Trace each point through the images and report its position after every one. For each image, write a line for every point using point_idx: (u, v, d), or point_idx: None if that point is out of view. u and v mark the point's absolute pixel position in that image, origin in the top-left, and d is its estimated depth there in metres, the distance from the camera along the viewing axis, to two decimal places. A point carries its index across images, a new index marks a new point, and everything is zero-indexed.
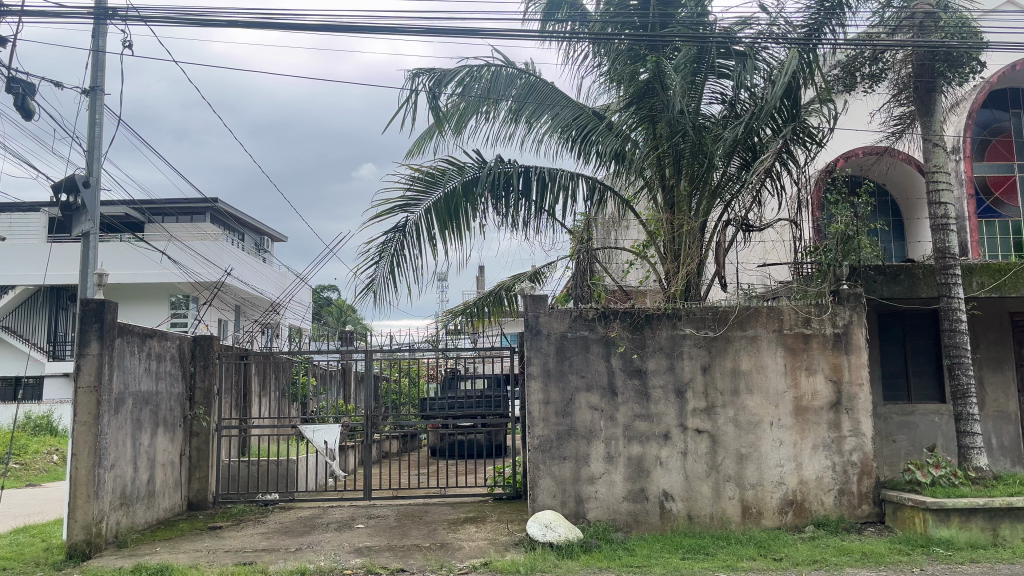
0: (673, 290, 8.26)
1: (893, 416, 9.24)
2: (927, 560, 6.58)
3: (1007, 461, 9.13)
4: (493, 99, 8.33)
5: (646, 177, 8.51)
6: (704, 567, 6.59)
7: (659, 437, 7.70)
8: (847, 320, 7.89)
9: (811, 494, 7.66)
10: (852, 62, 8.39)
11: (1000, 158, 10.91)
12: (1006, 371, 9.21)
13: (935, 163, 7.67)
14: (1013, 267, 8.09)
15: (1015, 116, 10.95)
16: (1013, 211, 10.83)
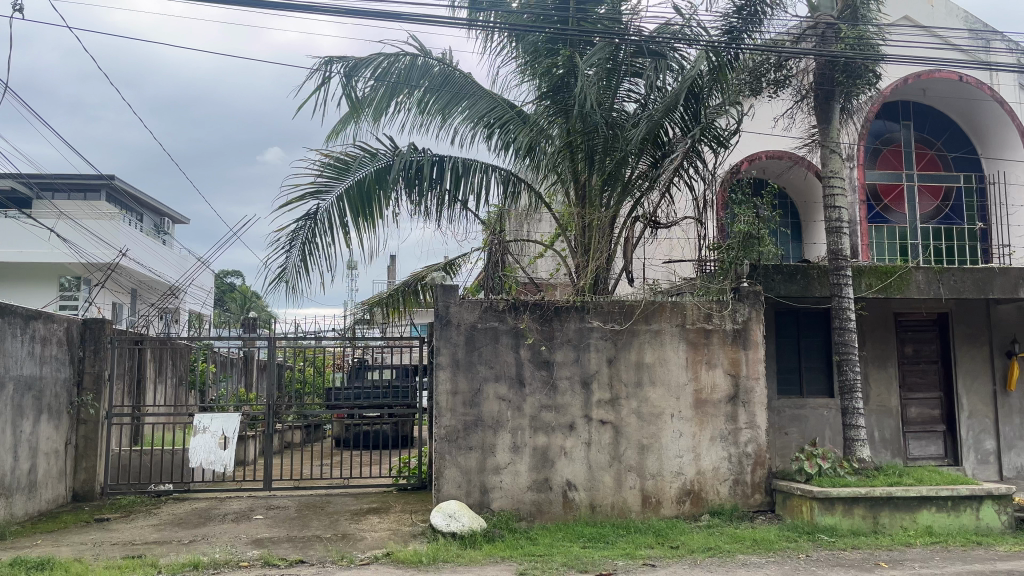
0: (583, 284, 8.37)
1: (786, 409, 9.62)
2: (813, 546, 6.91)
3: (888, 453, 9.63)
4: (409, 86, 8.25)
5: (559, 172, 8.57)
6: (604, 555, 6.71)
7: (564, 428, 7.80)
8: (745, 316, 8.17)
9: (708, 484, 7.92)
10: (758, 68, 8.56)
11: (890, 167, 11.55)
12: (889, 367, 9.73)
13: (831, 169, 8.05)
14: (898, 270, 8.57)
15: (905, 127, 11.62)
16: (900, 218, 11.47)
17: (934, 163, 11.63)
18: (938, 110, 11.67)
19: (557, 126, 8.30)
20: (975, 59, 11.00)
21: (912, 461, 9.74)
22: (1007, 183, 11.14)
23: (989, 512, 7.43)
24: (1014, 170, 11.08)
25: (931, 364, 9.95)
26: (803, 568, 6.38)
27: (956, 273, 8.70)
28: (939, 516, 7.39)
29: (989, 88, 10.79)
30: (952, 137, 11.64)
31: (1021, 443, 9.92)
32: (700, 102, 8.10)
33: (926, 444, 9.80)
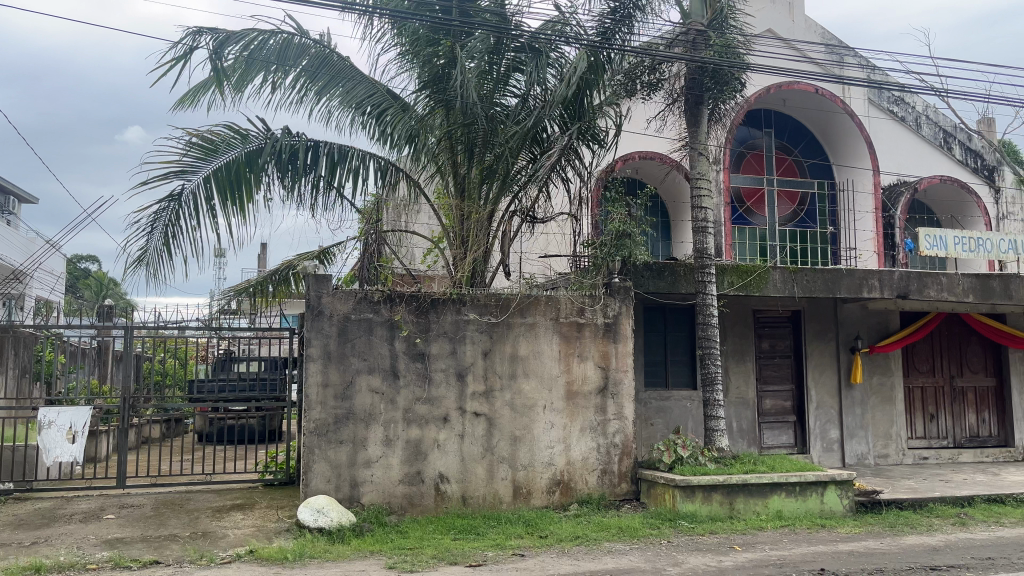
0: (460, 276, 8.38)
1: (652, 400, 9.97)
2: (674, 532, 7.21)
3: (744, 443, 10.15)
4: (283, 66, 7.94)
5: (438, 163, 8.55)
6: (475, 547, 6.73)
7: (437, 420, 7.76)
8: (616, 310, 8.42)
9: (576, 474, 8.09)
10: (633, 70, 8.81)
11: (753, 171, 12.19)
12: (747, 361, 10.28)
13: (698, 171, 8.42)
14: (758, 269, 9.06)
15: (767, 134, 12.30)
16: (760, 220, 12.11)
17: (791, 169, 12.38)
18: (796, 120, 12.41)
19: (438, 115, 8.35)
20: (829, 73, 11.78)
21: (766, 450, 10.31)
22: (855, 190, 12.01)
23: (833, 496, 7.97)
24: (861, 178, 11.96)
25: (785, 358, 10.58)
26: (664, 554, 6.64)
27: (808, 273, 9.29)
28: (789, 501, 7.87)
29: (840, 101, 11.58)
30: (808, 146, 12.43)
31: (862, 432, 10.64)
32: (578, 100, 8.33)
33: (779, 434, 10.41)
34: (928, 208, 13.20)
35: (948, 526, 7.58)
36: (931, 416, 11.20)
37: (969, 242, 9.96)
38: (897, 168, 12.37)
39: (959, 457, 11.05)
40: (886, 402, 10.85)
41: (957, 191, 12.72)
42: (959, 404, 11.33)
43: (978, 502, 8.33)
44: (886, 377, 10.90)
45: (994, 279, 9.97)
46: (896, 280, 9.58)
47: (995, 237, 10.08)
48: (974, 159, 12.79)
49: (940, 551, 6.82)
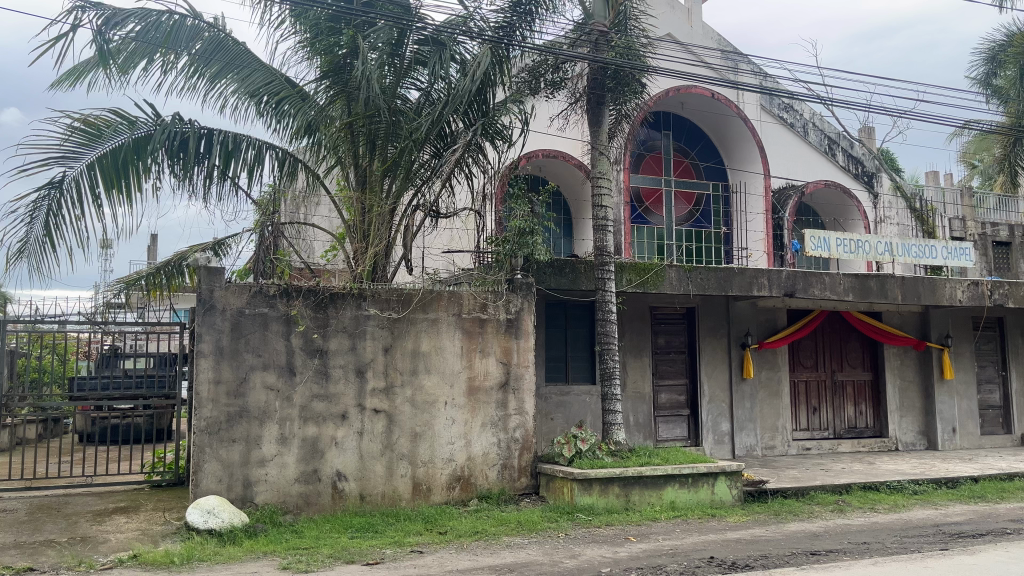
0: (361, 271, 8.23)
1: (553, 395, 10.08)
2: (572, 525, 7.32)
3: (640, 436, 10.40)
4: (174, 48, 7.60)
5: (339, 156, 8.35)
6: (373, 545, 6.64)
7: (336, 418, 7.61)
8: (518, 306, 8.48)
9: (476, 469, 8.10)
10: (536, 67, 8.87)
11: (651, 172, 12.49)
12: (644, 357, 10.53)
13: (599, 170, 8.58)
14: (654, 266, 9.30)
15: (665, 136, 12.63)
16: (658, 220, 12.41)
17: (688, 171, 12.78)
18: (693, 122, 12.79)
19: (338, 106, 8.17)
20: (724, 78, 12.21)
21: (661, 443, 10.61)
22: (747, 193, 12.50)
23: (722, 487, 8.28)
24: (753, 181, 12.46)
25: (680, 354, 10.91)
26: (562, 547, 6.73)
27: (702, 271, 9.60)
28: (682, 492, 8.12)
29: (734, 105, 12.04)
30: (705, 148, 12.85)
31: (751, 424, 11.08)
32: (482, 95, 8.33)
33: (673, 427, 10.73)
34: (815, 211, 13.92)
35: (827, 513, 8.01)
36: (814, 409, 11.79)
37: (850, 244, 10.49)
38: (785, 172, 12.96)
39: (838, 447, 11.68)
40: (773, 395, 11.35)
41: (840, 196, 13.44)
42: (839, 397, 11.98)
43: (855, 490, 8.82)
44: (774, 372, 11.40)
45: (872, 279, 10.57)
46: (783, 279, 10.03)
47: (874, 240, 10.66)
48: (856, 165, 13.52)
49: (820, 537, 7.19)
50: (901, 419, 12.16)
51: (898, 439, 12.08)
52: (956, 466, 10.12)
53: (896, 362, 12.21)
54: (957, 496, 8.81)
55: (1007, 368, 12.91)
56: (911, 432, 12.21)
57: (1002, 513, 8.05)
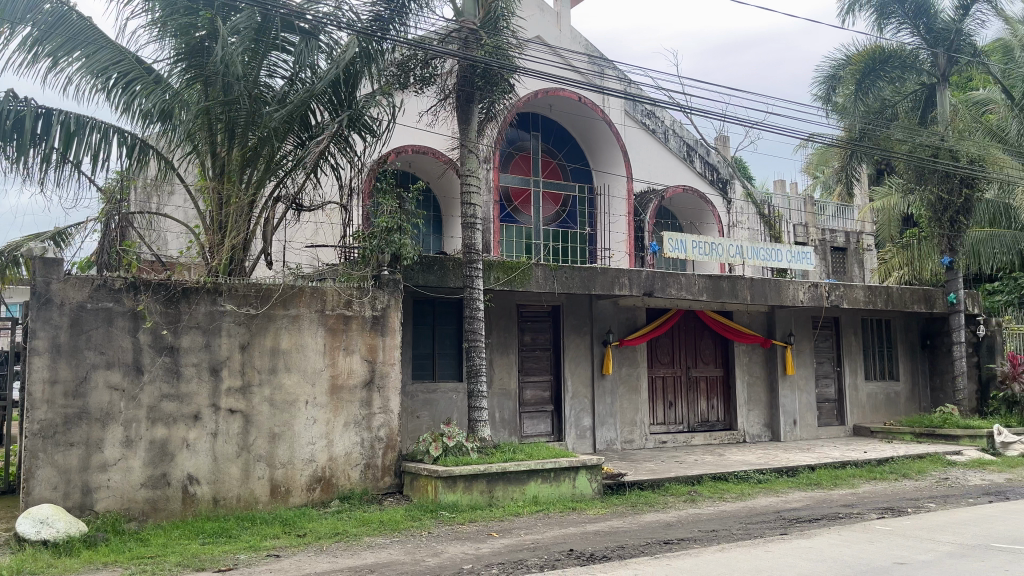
0: (217, 265, 7.85)
1: (419, 393, 9.99)
2: (435, 523, 7.29)
3: (505, 432, 10.49)
4: (11, 20, 7.09)
5: (194, 143, 7.93)
6: (226, 550, 6.36)
7: (187, 418, 7.23)
8: (384, 303, 8.35)
9: (339, 469, 7.92)
10: (405, 62, 8.70)
11: (520, 172, 12.64)
12: (510, 354, 10.64)
13: (468, 168, 8.59)
14: (521, 265, 9.41)
15: (534, 137, 12.80)
16: (526, 219, 12.58)
17: (556, 172, 13.03)
18: (561, 124, 13.07)
19: (195, 90, 7.77)
20: (590, 82, 12.56)
21: (525, 439, 10.76)
22: (611, 195, 12.92)
23: (584, 480, 8.49)
24: (616, 184, 12.91)
25: (545, 351, 11.09)
26: (423, 545, 6.69)
27: (567, 270, 9.80)
28: (544, 487, 8.26)
29: (599, 110, 12.49)
30: (572, 150, 13.15)
31: (612, 419, 11.43)
32: (349, 87, 8.13)
33: (537, 423, 10.91)
34: (674, 215, 14.55)
35: (680, 503, 8.38)
36: (670, 404, 12.32)
37: (704, 246, 11.00)
38: (647, 176, 13.47)
39: (692, 440, 12.25)
40: (633, 391, 11.76)
41: (697, 201, 14.11)
42: (693, 392, 12.57)
43: (706, 480, 9.28)
44: (634, 368, 11.81)
45: (724, 280, 11.14)
46: (643, 279, 10.40)
47: (727, 243, 11.21)
48: (711, 172, 14.25)
49: (673, 526, 7.51)
50: (749, 413, 12.90)
51: (746, 431, 12.82)
52: (797, 456, 10.84)
53: (745, 359, 12.94)
54: (796, 484, 9.44)
55: (842, 364, 13.95)
56: (758, 424, 12.98)
57: (835, 499, 8.70)
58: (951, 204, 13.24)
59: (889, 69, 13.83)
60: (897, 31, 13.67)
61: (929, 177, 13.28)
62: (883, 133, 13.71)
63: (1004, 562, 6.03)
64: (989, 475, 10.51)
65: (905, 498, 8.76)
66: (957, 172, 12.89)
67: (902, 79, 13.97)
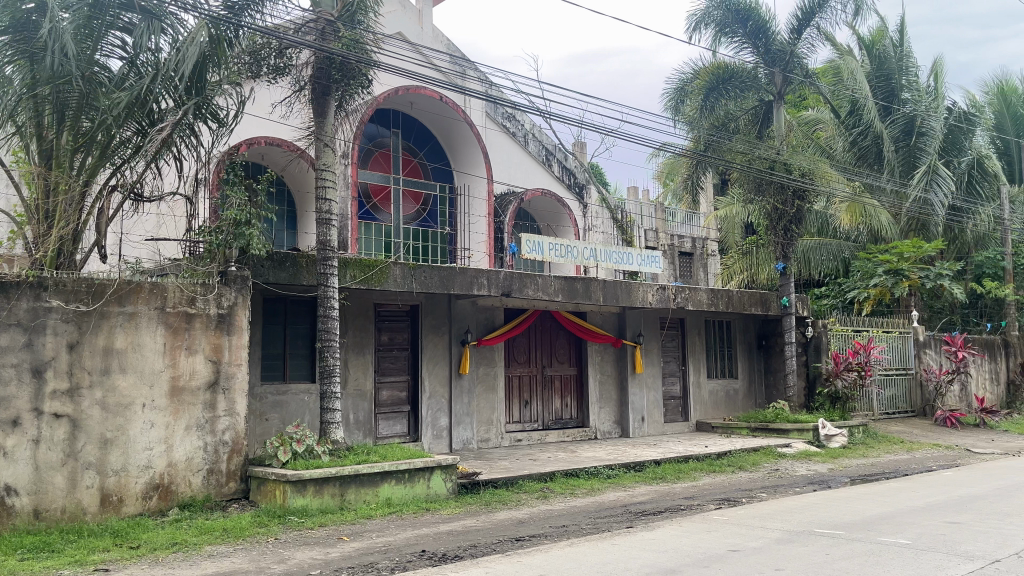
0: (42, 257, 7.20)
1: (268, 395, 9.63)
2: (282, 529, 7.05)
3: (359, 434, 10.30)
4: None
5: (18, 123, 7.34)
6: (48, 566, 5.87)
7: (5, 425, 6.60)
8: (231, 301, 8.00)
9: (178, 476, 7.50)
10: (257, 50, 8.32)
11: (379, 169, 12.45)
12: (366, 354, 10.44)
13: (324, 162, 8.39)
14: (379, 263, 9.27)
15: (394, 134, 12.65)
16: (385, 217, 12.44)
17: (416, 170, 12.96)
18: (421, 122, 12.99)
19: (17, 67, 7.16)
20: (451, 81, 12.61)
21: (380, 440, 10.59)
22: (471, 195, 13.01)
23: (438, 481, 8.47)
24: (476, 185, 13.01)
25: (402, 351, 10.98)
26: (270, 552, 6.45)
27: (425, 269, 9.74)
28: (398, 488, 8.17)
29: (460, 110, 12.54)
30: (432, 149, 13.12)
31: (468, 418, 11.47)
32: (196, 72, 7.74)
33: (393, 424, 10.77)
34: (531, 216, 14.73)
35: (533, 500, 8.53)
36: (526, 402, 12.52)
37: (560, 249, 11.24)
38: (507, 178, 13.70)
39: (546, 438, 12.49)
40: (489, 390, 11.86)
41: (555, 204, 14.44)
42: (548, 391, 12.84)
43: (559, 477, 9.50)
44: (491, 367, 11.92)
45: (579, 282, 11.46)
46: (501, 280, 10.50)
47: (581, 246, 11.49)
48: (569, 176, 14.65)
49: (525, 523, 7.63)
50: (600, 410, 13.32)
51: (597, 428, 13.22)
52: (644, 451, 11.30)
53: (597, 358, 13.36)
54: (642, 478, 9.85)
55: (687, 364, 14.70)
56: (608, 421, 13.43)
57: (678, 491, 9.14)
58: (785, 214, 14.20)
59: (729, 88, 14.82)
60: (738, 50, 14.59)
61: (765, 188, 14.11)
62: (726, 145, 14.52)
63: (826, 546, 6.53)
64: (814, 466, 11.40)
65: (740, 489, 9.33)
66: (789, 184, 13.89)
67: (742, 97, 14.97)
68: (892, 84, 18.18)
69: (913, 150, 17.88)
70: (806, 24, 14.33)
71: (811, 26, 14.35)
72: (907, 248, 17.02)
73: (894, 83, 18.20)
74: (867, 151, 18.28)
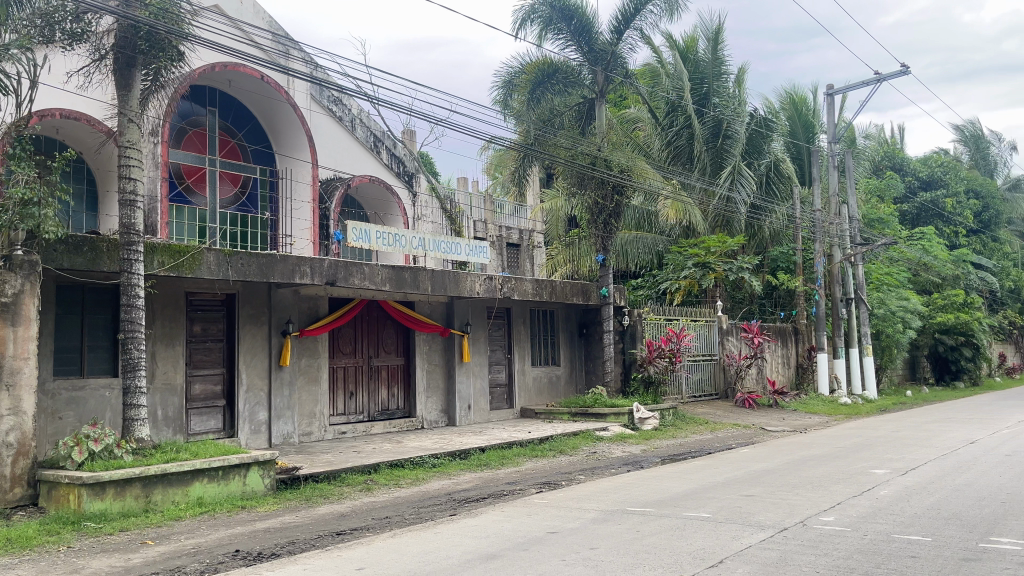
0: None
1: (63, 391, 8.83)
2: (77, 536, 6.48)
3: (169, 431, 9.68)
4: None
5: None
6: None
7: None
8: (17, 288, 7.26)
9: None
10: (50, 12, 7.57)
11: (194, 149, 11.73)
12: (176, 346, 9.82)
13: (128, 139, 7.76)
14: (190, 249, 8.72)
15: (210, 113, 11.95)
16: (202, 200, 11.79)
17: (235, 152, 12.32)
18: (241, 101, 12.36)
19: None
20: (274, 61, 12.57)
21: (191, 436, 10.01)
22: (295, 180, 12.62)
23: (255, 477, 8.13)
24: (300, 170, 12.61)
25: (217, 342, 10.42)
26: (61, 562, 5.91)
27: (243, 256, 9.29)
28: (210, 487, 7.75)
29: (283, 91, 12.07)
30: (253, 130, 12.54)
31: (289, 412, 11.08)
32: None
33: (206, 419, 10.21)
34: (360, 204, 14.42)
35: (354, 493, 8.39)
36: (351, 394, 12.29)
37: (388, 237, 11.08)
38: (333, 164, 13.41)
39: (371, 429, 12.32)
40: (311, 382, 11.53)
41: (382, 192, 14.27)
42: (374, 381, 12.68)
43: (382, 468, 9.40)
44: (313, 359, 11.59)
45: (407, 271, 11.37)
46: (325, 268, 10.21)
47: (409, 235, 11.39)
48: (398, 164, 14.54)
49: (346, 516, 7.49)
50: (427, 400, 13.32)
51: (423, 418, 13.22)
52: (469, 439, 11.43)
53: (424, 348, 13.34)
54: (467, 466, 9.96)
55: (512, 352, 15.02)
56: (434, 411, 13.46)
57: (500, 477, 9.33)
58: (605, 208, 14.95)
59: (555, 82, 15.16)
60: (564, 47, 15.04)
61: (587, 182, 14.81)
62: (552, 140, 14.92)
63: (637, 523, 6.90)
64: (628, 447, 12.03)
65: (559, 472, 9.68)
66: (610, 180, 14.63)
67: (567, 92, 15.37)
68: (704, 88, 19.23)
69: (719, 152, 19.31)
70: (627, 26, 14.99)
71: (631, 28, 15.04)
72: (714, 243, 18.31)
73: (706, 88, 19.29)
74: (680, 151, 19.51)
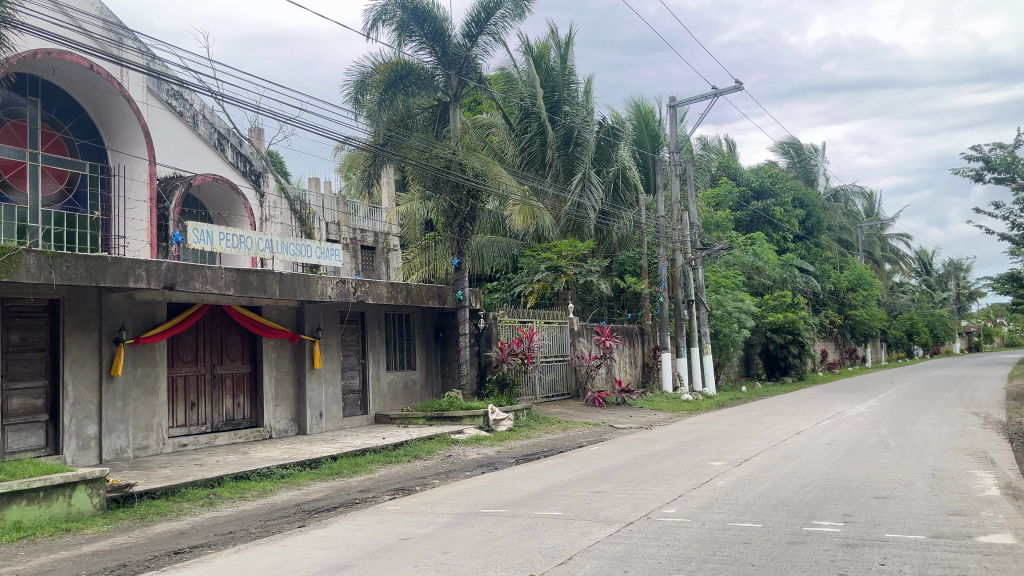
0: None
1: None
2: None
3: None
4: None
5: None
6: None
7: None
8: None
9: None
10: None
11: (11, 142, 10.77)
12: None
13: None
14: (7, 251, 7.99)
15: (32, 104, 11.03)
16: (21, 198, 10.85)
17: (59, 146, 11.43)
18: (66, 93, 11.53)
19: None
20: (105, 50, 12.00)
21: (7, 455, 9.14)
22: (128, 176, 11.94)
23: (81, 497, 7.53)
24: (135, 166, 12.01)
25: (38, 352, 9.58)
26: None
27: (68, 259, 8.61)
28: (29, 509, 7.10)
29: (116, 83, 11.47)
30: (80, 124, 11.74)
31: (122, 425, 10.37)
32: None
33: (25, 436, 9.36)
34: (203, 204, 13.81)
35: (195, 508, 7.96)
36: (192, 404, 11.68)
37: (232, 239, 10.59)
38: (172, 161, 12.96)
39: (215, 441, 11.76)
40: (148, 393, 10.85)
41: (228, 191, 13.80)
42: (218, 390, 12.10)
43: (226, 481, 8.99)
44: (149, 368, 10.91)
45: (253, 274, 10.93)
46: (163, 271, 9.64)
47: (255, 237, 10.94)
48: (244, 164, 14.34)
49: (186, 534, 7.08)
50: (275, 408, 12.86)
51: (272, 427, 12.75)
52: (320, 448, 11.14)
53: (272, 355, 12.89)
54: (317, 475, 9.69)
55: (365, 357, 14.77)
56: (284, 419, 13.01)
57: (352, 485, 9.14)
58: (460, 212, 15.01)
59: (407, 84, 15.08)
60: (418, 49, 15.00)
61: (442, 186, 14.79)
62: (403, 142, 14.86)
63: (489, 525, 6.94)
64: (482, 449, 12.12)
65: (412, 477, 9.61)
66: (464, 183, 14.64)
67: (419, 95, 15.26)
68: (556, 97, 19.62)
69: (570, 159, 19.82)
70: (479, 30, 15.13)
71: (485, 33, 15.18)
72: (565, 247, 18.87)
73: (557, 97, 19.68)
74: (533, 157, 19.80)
